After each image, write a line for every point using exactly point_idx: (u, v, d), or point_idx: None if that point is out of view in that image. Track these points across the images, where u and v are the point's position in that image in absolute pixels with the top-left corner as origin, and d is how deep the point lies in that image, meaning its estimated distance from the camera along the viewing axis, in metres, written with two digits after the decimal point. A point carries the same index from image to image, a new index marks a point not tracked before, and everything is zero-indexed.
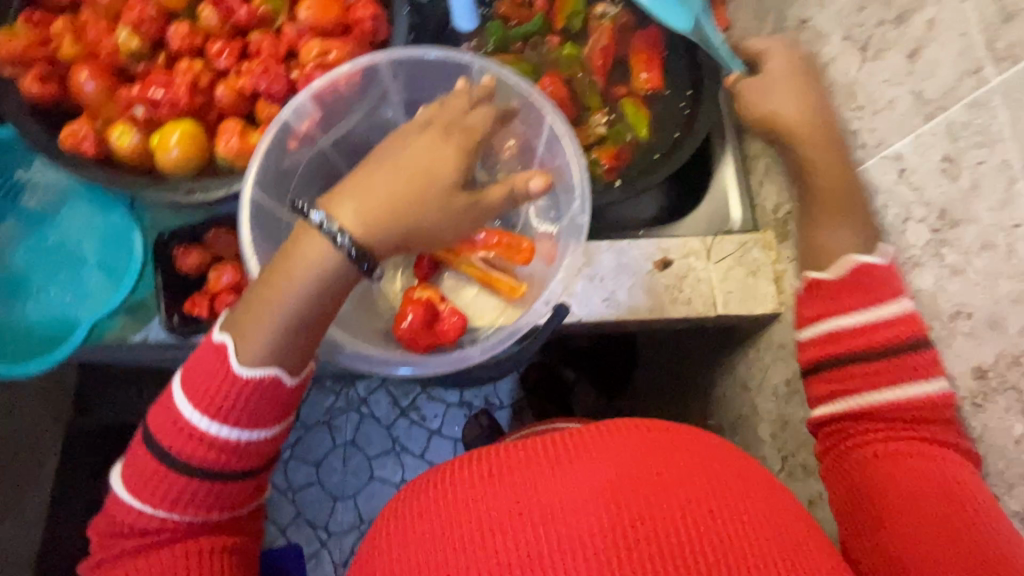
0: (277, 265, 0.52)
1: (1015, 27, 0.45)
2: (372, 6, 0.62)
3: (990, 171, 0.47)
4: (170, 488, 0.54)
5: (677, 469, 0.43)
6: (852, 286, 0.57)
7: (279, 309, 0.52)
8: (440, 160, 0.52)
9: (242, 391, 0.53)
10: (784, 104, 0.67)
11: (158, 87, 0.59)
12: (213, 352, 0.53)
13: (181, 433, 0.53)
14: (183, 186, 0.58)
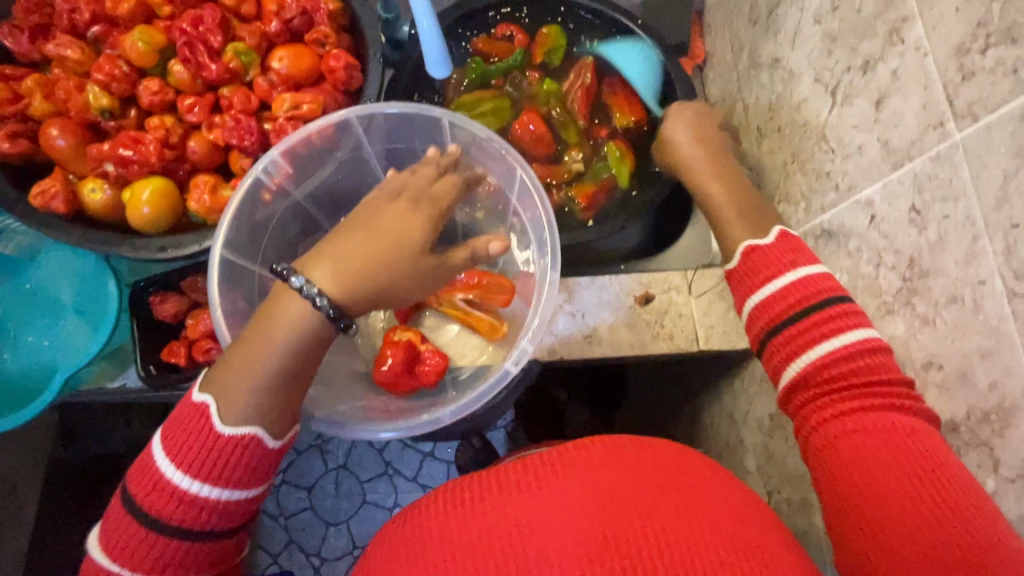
0: (260, 321, 0.50)
1: (973, 86, 0.45)
2: (344, 56, 0.62)
3: (954, 225, 0.47)
4: (154, 549, 0.48)
5: (642, 482, 0.46)
6: (755, 267, 0.60)
7: (264, 368, 0.49)
8: (409, 225, 0.52)
9: (228, 454, 0.48)
10: (688, 135, 0.75)
11: (128, 143, 0.59)
12: (195, 410, 0.49)
13: (159, 499, 0.48)
14: (154, 242, 0.58)
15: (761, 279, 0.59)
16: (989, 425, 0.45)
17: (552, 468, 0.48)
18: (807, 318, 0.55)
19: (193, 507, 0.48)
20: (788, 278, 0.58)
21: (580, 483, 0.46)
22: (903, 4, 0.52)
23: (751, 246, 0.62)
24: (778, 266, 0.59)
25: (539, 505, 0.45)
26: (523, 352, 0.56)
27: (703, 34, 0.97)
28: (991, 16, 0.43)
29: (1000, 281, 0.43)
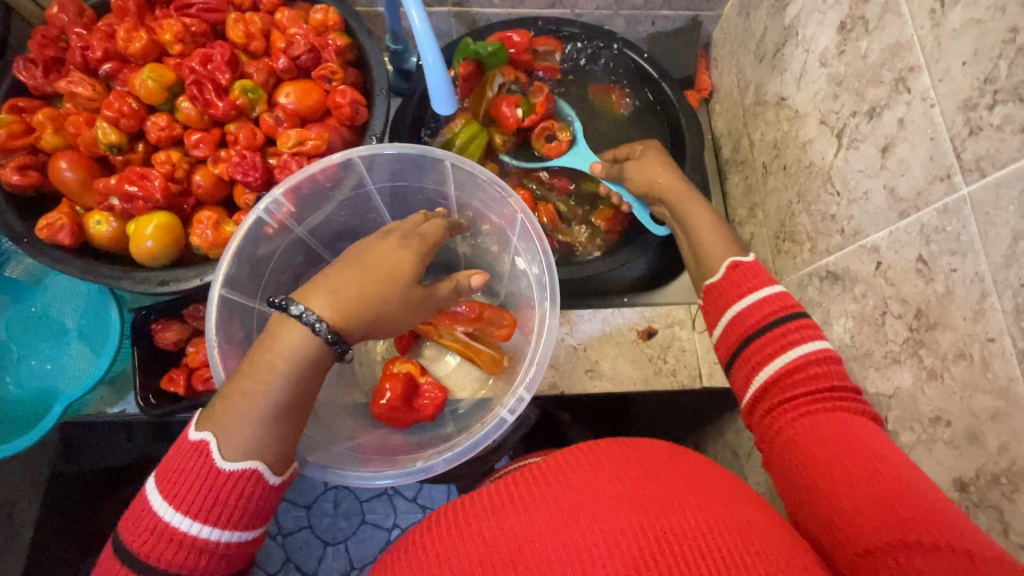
0: (259, 351, 0.45)
1: (980, 141, 0.45)
2: (350, 93, 0.63)
3: (961, 280, 0.47)
4: None
5: (663, 483, 0.42)
6: (737, 281, 0.59)
7: (267, 398, 0.44)
8: (400, 263, 0.50)
9: (234, 494, 0.43)
10: (663, 169, 0.76)
11: (133, 178, 0.59)
12: (193, 448, 0.43)
13: (155, 550, 0.41)
14: (157, 275, 0.58)
15: (740, 293, 0.57)
16: (1000, 487, 0.44)
17: (551, 475, 0.44)
18: (773, 330, 0.54)
19: (196, 556, 0.42)
20: (765, 290, 0.57)
21: (593, 484, 0.42)
22: (909, 54, 0.52)
23: (738, 259, 0.60)
24: (756, 281, 0.58)
25: (551, 512, 0.41)
26: (520, 400, 0.55)
27: (709, 67, 0.98)
28: (998, 73, 0.43)
29: (1010, 341, 0.43)
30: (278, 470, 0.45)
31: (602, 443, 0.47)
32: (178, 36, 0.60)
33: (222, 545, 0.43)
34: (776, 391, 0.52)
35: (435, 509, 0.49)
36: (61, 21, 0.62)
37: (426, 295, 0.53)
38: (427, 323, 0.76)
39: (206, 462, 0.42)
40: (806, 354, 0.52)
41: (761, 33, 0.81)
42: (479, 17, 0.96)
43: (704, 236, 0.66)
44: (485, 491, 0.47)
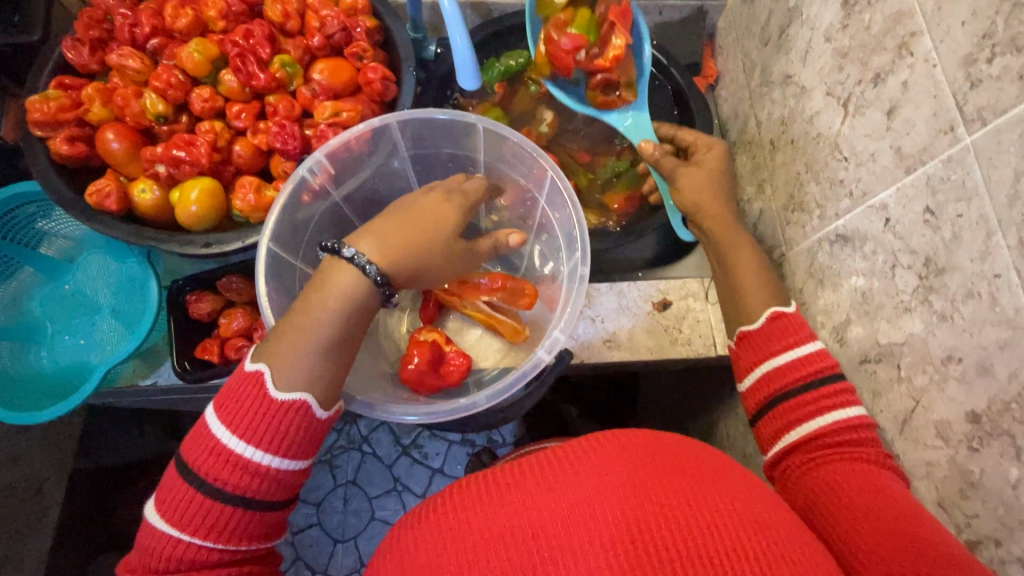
0: (313, 289, 0.48)
1: (982, 93, 0.48)
2: (381, 69, 0.66)
3: (968, 224, 0.50)
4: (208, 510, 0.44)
5: (684, 475, 0.43)
6: (777, 333, 0.65)
7: (318, 336, 0.47)
8: (443, 217, 0.54)
9: (285, 423, 0.45)
10: (709, 191, 0.77)
11: (179, 148, 0.62)
12: (250, 378, 0.46)
13: (213, 468, 0.44)
14: (202, 238, 0.60)
15: (780, 346, 0.64)
16: (1011, 413, 0.46)
17: (580, 455, 0.45)
18: (807, 392, 0.61)
19: (249, 477, 0.45)
20: (805, 347, 0.63)
21: (617, 468, 0.43)
22: (911, 20, 0.56)
23: (780, 311, 0.66)
24: (792, 337, 0.64)
25: (572, 493, 0.42)
26: (554, 342, 0.59)
27: (714, 55, 1.02)
28: (996, 28, 0.47)
29: (1016, 274, 0.46)
30: (324, 405, 0.48)
31: (624, 435, 0.47)
32: (222, 12, 0.64)
33: (271, 472, 0.46)
34: (815, 440, 0.59)
35: (470, 475, 0.49)
36: (107, 3, 0.65)
37: (465, 250, 0.56)
38: (452, 293, 0.78)
39: (262, 392, 0.45)
40: (838, 419, 0.59)
41: (765, 17, 0.85)
42: (494, 8, 1.00)
43: (740, 279, 0.71)
44: (505, 466, 0.47)
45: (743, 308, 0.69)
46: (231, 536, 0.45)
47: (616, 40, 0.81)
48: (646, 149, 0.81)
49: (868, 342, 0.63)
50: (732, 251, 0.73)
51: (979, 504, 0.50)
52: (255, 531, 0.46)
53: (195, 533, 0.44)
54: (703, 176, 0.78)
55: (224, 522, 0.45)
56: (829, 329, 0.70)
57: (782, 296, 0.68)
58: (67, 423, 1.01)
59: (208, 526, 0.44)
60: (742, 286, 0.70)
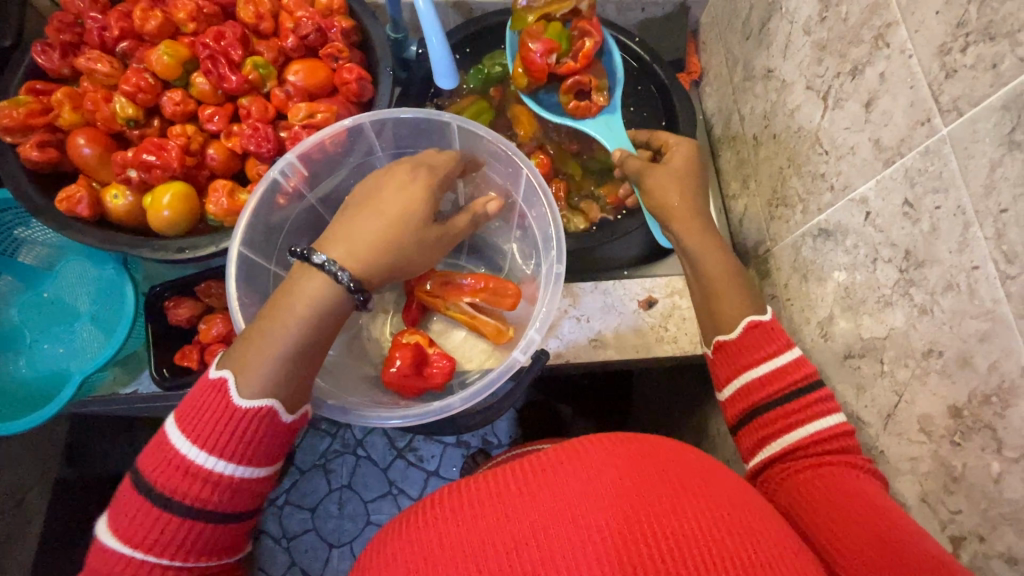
0: (282, 295, 0.48)
1: (956, 83, 0.47)
2: (356, 70, 0.66)
3: (945, 215, 0.49)
4: (165, 527, 0.44)
5: (671, 482, 0.42)
6: (752, 344, 0.64)
7: (288, 341, 0.47)
8: (412, 205, 0.53)
9: (246, 432, 0.45)
10: (675, 189, 0.76)
11: (150, 152, 0.61)
12: (212, 386, 0.46)
13: (173, 481, 0.44)
14: (174, 243, 0.60)
15: (756, 358, 0.64)
16: (992, 406, 0.46)
17: (565, 462, 0.44)
18: (788, 404, 0.61)
19: (209, 491, 0.45)
20: (780, 358, 0.63)
21: (605, 472, 0.42)
22: (887, 11, 0.55)
23: (756, 320, 0.65)
24: (767, 348, 0.64)
25: (556, 503, 0.41)
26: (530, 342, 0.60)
27: (698, 50, 1.02)
28: (969, 17, 0.46)
29: (993, 265, 0.45)
30: (292, 409, 0.48)
31: (612, 438, 0.46)
32: (192, 14, 0.63)
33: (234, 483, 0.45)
34: (793, 452, 0.59)
35: (457, 483, 0.48)
36: (77, 7, 0.64)
37: (439, 236, 0.56)
38: (434, 295, 0.77)
39: (225, 398, 0.45)
40: (818, 430, 0.59)
41: (747, 12, 0.84)
42: (475, 7, 0.99)
43: (713, 291, 0.70)
44: (473, 480, 0.46)
45: (720, 319, 0.68)
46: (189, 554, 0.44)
47: (586, 45, 0.84)
48: (618, 154, 0.84)
49: (852, 337, 0.62)
50: (703, 260, 0.72)
51: (964, 500, 0.49)
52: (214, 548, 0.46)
53: (149, 551, 0.43)
54: (673, 179, 0.77)
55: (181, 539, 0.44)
56: (813, 324, 0.70)
57: (758, 304, 0.68)
58: (53, 433, 1.00)
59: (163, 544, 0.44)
60: (715, 297, 0.70)
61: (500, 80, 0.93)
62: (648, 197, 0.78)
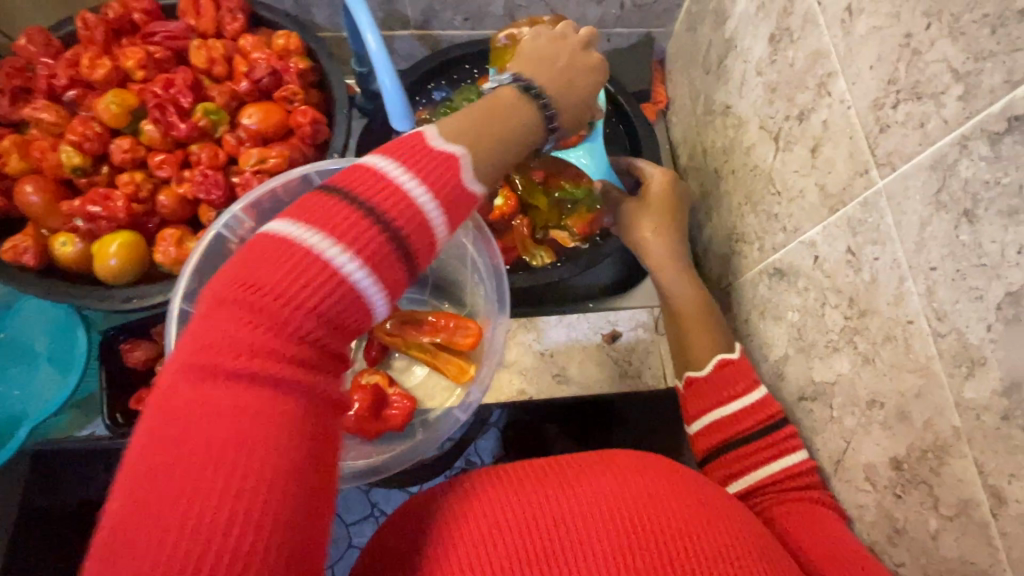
0: (505, 108, 0.51)
1: (889, 138, 0.48)
2: (310, 113, 0.67)
3: (883, 267, 0.49)
4: (352, 229, 0.39)
5: (680, 487, 0.47)
6: (721, 383, 0.63)
7: (500, 146, 0.49)
8: (592, 77, 0.60)
9: (416, 198, 0.42)
10: (650, 223, 0.77)
11: (96, 201, 0.61)
12: (366, 165, 0.42)
13: (382, 199, 0.41)
14: (121, 294, 0.59)
15: (727, 396, 0.63)
16: (928, 463, 0.46)
17: (584, 468, 0.49)
18: (748, 447, 0.60)
19: (344, 292, 0.38)
20: (751, 395, 0.62)
21: (622, 477, 0.47)
22: (828, 60, 0.55)
23: (727, 358, 0.65)
24: (734, 387, 0.63)
25: (582, 497, 0.45)
26: (468, 404, 0.68)
27: (664, 80, 1.02)
28: (898, 74, 0.46)
29: (925, 321, 0.45)
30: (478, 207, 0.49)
31: (623, 452, 0.51)
32: (141, 62, 0.64)
33: (308, 347, 0.37)
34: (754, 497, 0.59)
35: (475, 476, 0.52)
36: (28, 52, 0.64)
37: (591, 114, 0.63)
38: (394, 335, 0.77)
39: (401, 165, 0.42)
40: (778, 472, 0.59)
41: (706, 46, 0.85)
42: (442, 39, 1.00)
43: (681, 323, 0.71)
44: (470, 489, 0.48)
45: (688, 354, 0.68)
46: (263, 473, 0.32)
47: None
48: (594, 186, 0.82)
49: (804, 380, 0.62)
50: (671, 291, 0.74)
51: (906, 553, 0.49)
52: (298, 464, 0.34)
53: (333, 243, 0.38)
54: (647, 211, 0.78)
55: (242, 451, 0.32)
56: (771, 362, 0.69)
57: (726, 342, 0.67)
58: None
59: (225, 461, 0.32)
60: (683, 329, 0.70)
61: None
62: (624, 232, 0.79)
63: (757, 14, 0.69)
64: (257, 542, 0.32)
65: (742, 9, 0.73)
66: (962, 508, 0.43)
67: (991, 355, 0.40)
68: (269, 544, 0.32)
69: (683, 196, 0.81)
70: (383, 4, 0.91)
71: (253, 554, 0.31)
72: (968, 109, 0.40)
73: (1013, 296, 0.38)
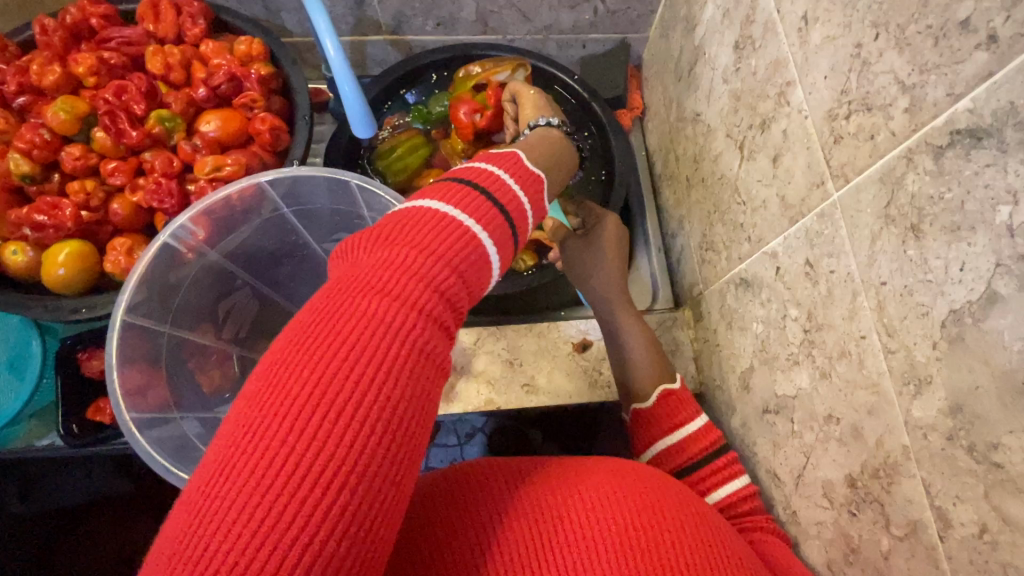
0: (552, 143, 0.66)
1: (843, 149, 0.47)
2: (269, 120, 0.65)
3: (839, 281, 0.48)
4: (458, 232, 0.41)
5: (649, 482, 0.46)
6: (666, 412, 0.65)
7: (553, 164, 0.63)
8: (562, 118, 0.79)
9: (519, 194, 0.48)
10: (594, 262, 0.80)
11: (44, 210, 0.60)
12: (476, 167, 0.48)
13: (487, 212, 0.44)
14: (67, 304, 0.59)
15: (672, 424, 0.64)
16: (880, 481, 0.45)
17: (578, 467, 0.48)
18: (708, 466, 0.61)
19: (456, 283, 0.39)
20: (694, 424, 0.64)
21: (614, 473, 0.47)
22: (787, 69, 0.54)
23: (668, 389, 0.66)
24: (679, 415, 0.65)
25: (580, 489, 0.44)
26: None
27: (641, 86, 1.01)
28: (850, 85, 0.45)
29: (877, 337, 0.44)
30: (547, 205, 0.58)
31: (594, 459, 0.50)
32: (92, 69, 0.64)
33: (445, 301, 0.38)
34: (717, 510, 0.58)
35: (469, 465, 0.50)
36: None
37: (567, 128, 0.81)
38: None
39: (508, 173, 0.49)
40: (735, 491, 0.59)
41: (678, 53, 0.84)
42: (415, 44, 0.99)
43: (620, 369, 0.71)
44: (464, 498, 0.45)
45: (638, 388, 0.69)
46: (404, 413, 0.33)
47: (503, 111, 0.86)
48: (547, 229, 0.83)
49: (768, 392, 0.61)
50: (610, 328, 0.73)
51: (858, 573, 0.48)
52: (419, 408, 0.35)
53: (450, 239, 0.40)
54: (592, 250, 0.81)
55: (388, 382, 0.33)
56: (737, 374, 0.68)
57: (670, 372, 0.68)
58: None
59: (379, 389, 0.32)
60: (632, 370, 0.69)
61: (441, 121, 0.93)
62: (571, 272, 0.81)
63: (722, 21, 0.68)
64: (385, 476, 0.32)
65: (709, 15, 0.72)
66: (911, 530, 0.42)
67: (937, 374, 0.39)
68: (387, 478, 0.32)
69: (619, 235, 0.83)
70: (353, 9, 0.90)
71: (381, 486, 0.32)
72: (915, 121, 0.39)
73: (956, 314, 0.37)
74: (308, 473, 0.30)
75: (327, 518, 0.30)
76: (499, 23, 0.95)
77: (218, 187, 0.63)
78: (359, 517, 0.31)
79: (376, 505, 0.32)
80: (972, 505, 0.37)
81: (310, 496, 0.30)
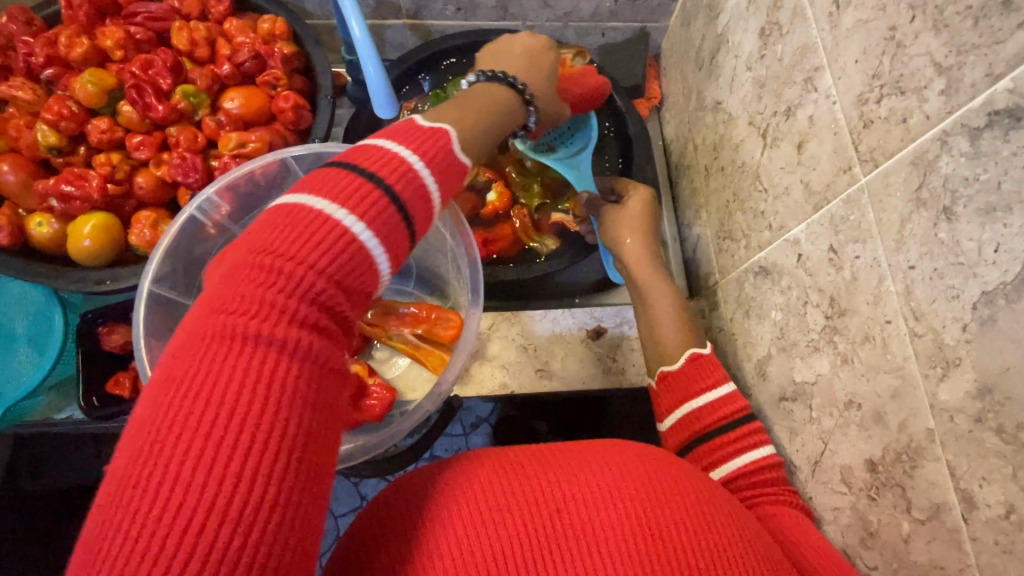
0: (471, 100, 0.57)
1: (872, 133, 0.46)
2: (293, 98, 0.66)
3: (864, 266, 0.48)
4: (327, 226, 0.38)
5: (656, 464, 0.45)
6: (695, 373, 0.65)
7: (477, 125, 0.55)
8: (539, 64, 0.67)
9: (416, 167, 0.44)
10: (629, 229, 0.79)
11: (69, 181, 0.60)
12: (368, 144, 0.44)
13: (369, 195, 0.40)
14: (93, 274, 0.59)
15: (701, 386, 0.64)
16: (902, 464, 0.45)
17: (580, 449, 0.47)
18: (727, 436, 0.60)
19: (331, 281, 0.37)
20: (722, 387, 0.64)
21: (618, 456, 0.45)
22: (815, 54, 0.54)
23: (697, 353, 0.66)
24: (709, 378, 0.64)
25: (580, 472, 0.43)
26: (439, 394, 0.65)
27: (659, 76, 1.01)
28: (882, 69, 0.45)
29: (903, 322, 0.44)
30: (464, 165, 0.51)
31: (599, 440, 0.49)
32: (120, 42, 0.64)
33: (322, 304, 0.36)
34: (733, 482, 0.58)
35: (462, 452, 0.48)
36: (9, 29, 0.63)
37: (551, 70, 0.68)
38: (376, 323, 0.77)
39: (394, 141, 0.45)
40: (753, 460, 0.58)
41: (700, 41, 0.84)
42: (433, 29, 0.99)
43: (649, 330, 0.72)
44: (439, 498, 0.43)
45: (665, 351, 0.70)
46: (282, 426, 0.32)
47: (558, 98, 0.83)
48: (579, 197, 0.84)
49: (786, 380, 0.61)
50: (644, 293, 0.74)
51: (875, 557, 0.49)
52: (302, 418, 0.34)
53: (327, 238, 0.38)
54: (627, 218, 0.80)
55: (253, 397, 0.32)
56: (753, 362, 0.68)
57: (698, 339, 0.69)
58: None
59: (238, 408, 0.32)
60: (659, 331, 0.71)
61: None
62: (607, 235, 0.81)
63: (748, 8, 0.68)
64: (277, 488, 0.32)
65: (733, 3, 0.72)
66: (933, 513, 0.42)
67: (966, 356, 0.39)
68: (280, 489, 0.32)
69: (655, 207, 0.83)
70: None
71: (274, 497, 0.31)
72: (951, 103, 0.39)
73: (988, 296, 0.37)
74: (182, 504, 0.29)
75: (216, 542, 0.30)
76: (519, 9, 0.95)
77: (242, 163, 0.64)
78: (255, 533, 0.31)
79: (273, 518, 0.31)
80: (999, 486, 0.37)
81: (199, 520, 0.29)
